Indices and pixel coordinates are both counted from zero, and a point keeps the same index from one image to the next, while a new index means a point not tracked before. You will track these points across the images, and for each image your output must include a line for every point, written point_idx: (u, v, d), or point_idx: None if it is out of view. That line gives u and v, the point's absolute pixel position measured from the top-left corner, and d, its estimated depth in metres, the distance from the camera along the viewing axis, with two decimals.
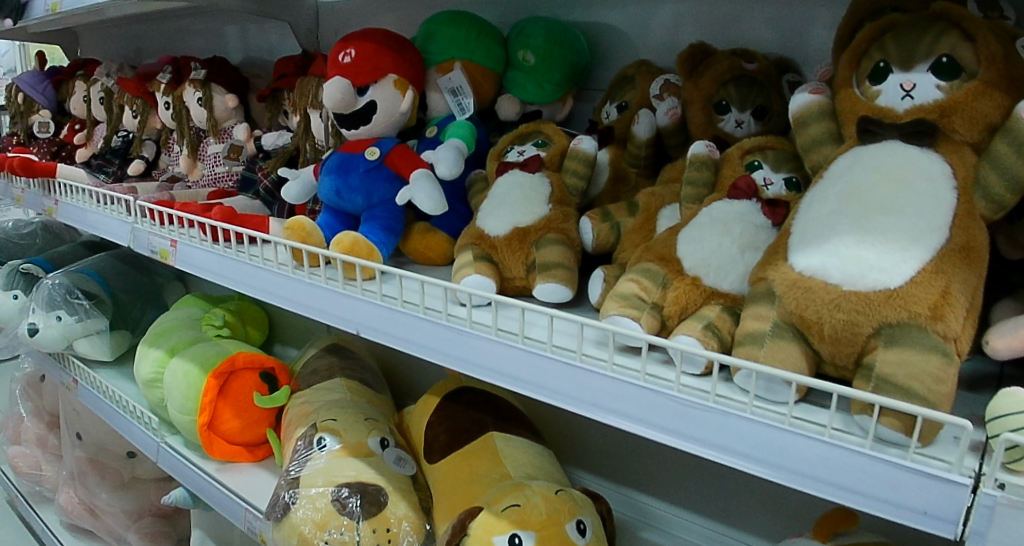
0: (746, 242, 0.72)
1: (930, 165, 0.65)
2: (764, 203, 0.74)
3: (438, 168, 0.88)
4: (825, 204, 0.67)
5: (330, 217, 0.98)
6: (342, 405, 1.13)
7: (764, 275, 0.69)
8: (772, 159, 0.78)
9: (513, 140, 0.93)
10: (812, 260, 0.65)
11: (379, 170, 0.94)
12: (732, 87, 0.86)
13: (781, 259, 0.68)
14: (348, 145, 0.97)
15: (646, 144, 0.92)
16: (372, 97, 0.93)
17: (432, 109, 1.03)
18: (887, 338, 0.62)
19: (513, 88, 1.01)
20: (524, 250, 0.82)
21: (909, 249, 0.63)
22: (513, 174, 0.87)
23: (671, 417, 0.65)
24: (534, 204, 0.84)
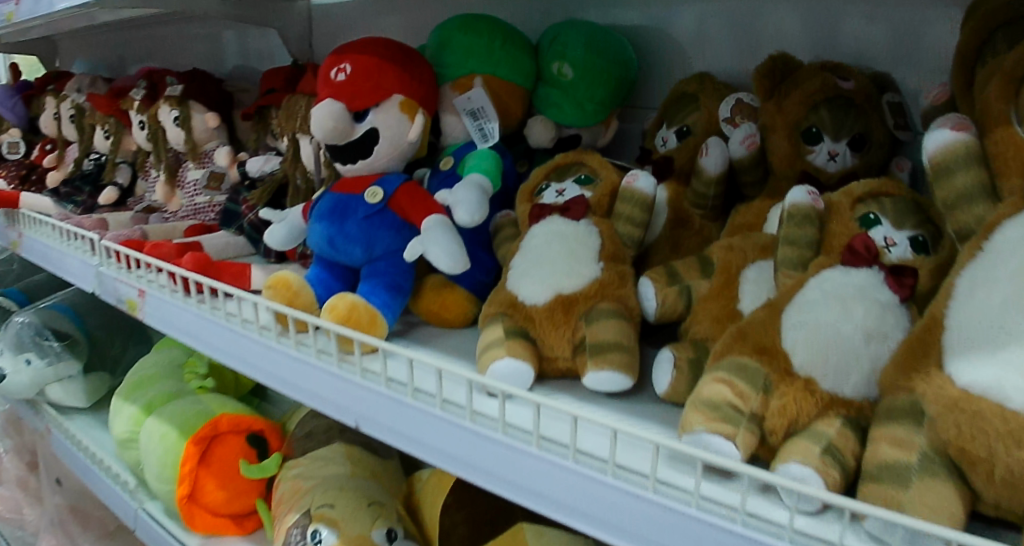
0: (871, 328, 0.53)
1: None
2: (888, 271, 0.54)
3: (456, 213, 0.70)
4: (994, 290, 0.46)
5: (322, 271, 0.78)
6: (341, 485, 0.88)
7: (905, 382, 0.50)
8: (892, 210, 0.58)
9: (549, 175, 0.75)
10: (980, 371, 0.45)
11: (382, 215, 0.75)
12: (826, 110, 0.67)
13: (931, 361, 0.48)
14: (343, 185, 0.77)
15: (717, 181, 0.73)
16: (373, 123, 0.75)
17: (446, 136, 0.84)
18: None
19: (546, 110, 0.83)
20: (570, 323, 0.63)
21: None
22: (551, 221, 0.68)
23: None
24: (581, 262, 0.65)
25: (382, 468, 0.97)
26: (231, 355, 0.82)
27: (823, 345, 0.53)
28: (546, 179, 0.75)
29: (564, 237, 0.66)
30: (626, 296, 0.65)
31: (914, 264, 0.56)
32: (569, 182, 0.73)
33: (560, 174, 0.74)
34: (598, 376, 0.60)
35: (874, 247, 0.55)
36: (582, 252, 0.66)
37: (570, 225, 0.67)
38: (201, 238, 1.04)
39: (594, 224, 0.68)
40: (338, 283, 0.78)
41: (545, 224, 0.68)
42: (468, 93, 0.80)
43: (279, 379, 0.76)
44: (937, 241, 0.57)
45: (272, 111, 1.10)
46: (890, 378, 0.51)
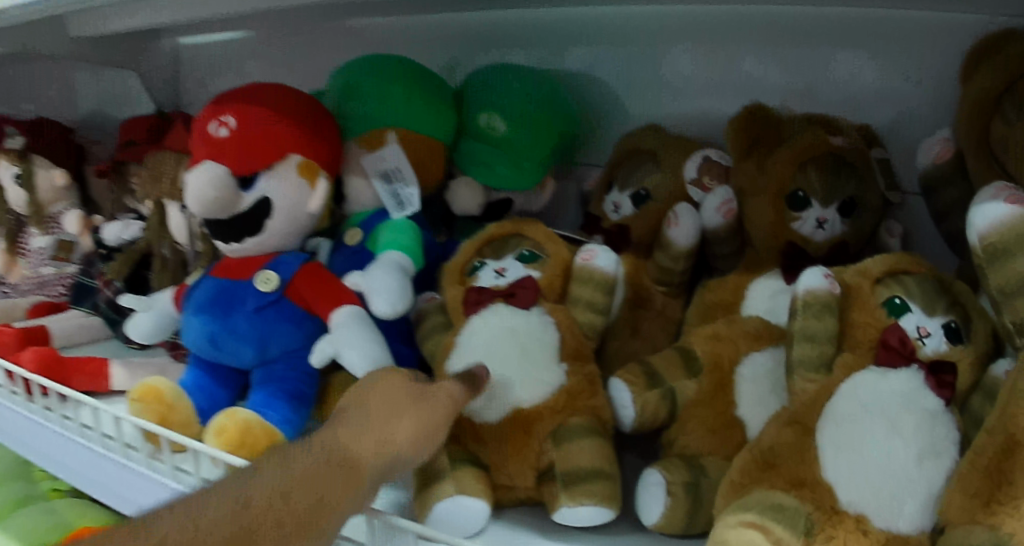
0: (925, 445, 0.41)
1: None
2: (927, 368, 0.44)
3: (371, 303, 0.55)
4: None
5: (202, 376, 0.61)
6: None
7: (981, 516, 0.38)
8: (920, 292, 0.47)
9: (484, 250, 0.61)
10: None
11: (276, 306, 0.59)
12: (813, 169, 0.55)
13: (1017, 491, 0.37)
14: (225, 268, 0.62)
15: (687, 256, 0.60)
16: (265, 192, 0.58)
17: (350, 202, 0.67)
18: None
19: (472, 169, 0.69)
20: (531, 443, 0.50)
21: None
22: (495, 310, 0.54)
23: None
24: (543, 364, 0.51)
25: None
26: (81, 475, 0.63)
27: (873, 471, 0.40)
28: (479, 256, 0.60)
29: (515, 332, 0.52)
30: (599, 404, 0.52)
31: (956, 359, 0.45)
32: (510, 259, 0.59)
33: (498, 251, 0.60)
34: (574, 511, 0.46)
35: (909, 341, 0.44)
36: (544, 349, 0.52)
37: (522, 316, 0.53)
38: (46, 322, 0.83)
39: (551, 316, 0.54)
40: (225, 391, 0.62)
41: (486, 314, 0.54)
42: (381, 150, 0.65)
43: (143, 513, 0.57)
44: (972, 328, 0.46)
45: (131, 166, 0.90)
46: (957, 510, 0.39)
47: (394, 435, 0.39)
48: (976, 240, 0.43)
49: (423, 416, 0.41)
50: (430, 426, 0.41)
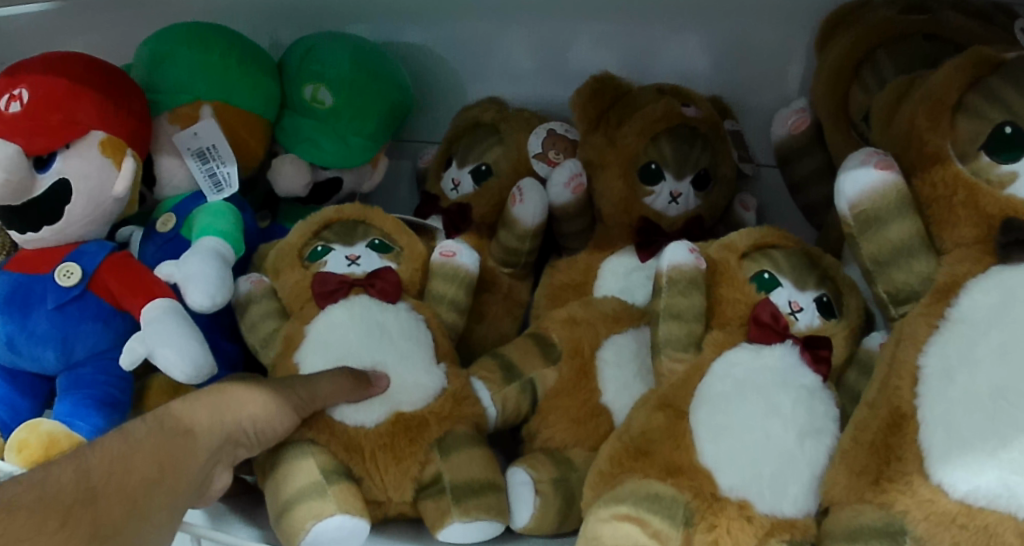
0: (806, 424, 0.37)
1: None
2: (802, 343, 0.40)
3: (186, 295, 0.43)
4: (977, 375, 0.33)
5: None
6: None
7: (865, 497, 0.35)
8: (790, 267, 0.42)
9: (327, 232, 0.50)
10: (986, 478, 0.32)
11: (79, 302, 0.45)
12: (666, 142, 0.48)
13: (909, 464, 0.34)
14: (21, 260, 0.47)
15: (535, 234, 0.51)
16: (65, 173, 0.45)
17: (161, 185, 0.52)
18: None
19: (296, 148, 0.55)
20: (414, 452, 0.41)
21: None
22: (357, 302, 0.45)
23: None
24: (420, 365, 0.43)
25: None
26: None
27: (764, 460, 0.36)
28: (324, 239, 0.49)
29: (381, 331, 0.44)
30: (471, 401, 0.44)
31: (832, 334, 0.41)
32: (361, 245, 0.49)
33: (346, 236, 0.49)
34: (465, 528, 0.39)
35: (781, 317, 0.40)
36: (417, 345, 0.44)
37: (393, 313, 0.45)
38: None
39: (419, 314, 0.46)
40: (28, 403, 0.47)
41: (346, 311, 0.45)
42: (192, 127, 0.51)
43: None
44: (845, 302, 0.42)
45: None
46: (843, 489, 0.36)
47: (248, 416, 0.37)
48: (856, 209, 0.39)
49: (277, 402, 0.38)
50: (287, 411, 0.39)
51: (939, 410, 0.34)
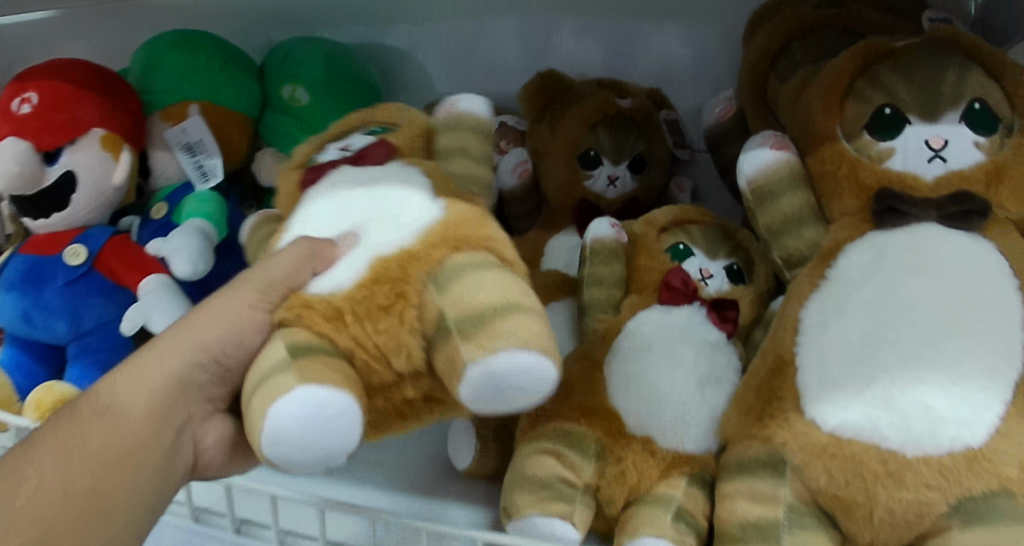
0: (705, 372, 0.42)
1: (989, 265, 0.40)
2: (708, 305, 0.45)
3: (172, 265, 0.51)
4: (849, 325, 0.39)
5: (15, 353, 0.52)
6: None
7: (754, 433, 0.41)
8: (703, 238, 0.48)
9: (322, 135, 0.49)
10: (850, 412, 0.38)
11: (85, 279, 0.52)
12: (605, 130, 0.53)
13: (788, 408, 0.40)
14: (36, 243, 0.53)
15: None
16: (68, 166, 0.51)
17: (156, 176, 0.59)
18: (966, 515, 0.36)
19: (276, 141, 0.60)
20: (405, 295, 0.35)
21: (994, 389, 0.38)
22: (346, 173, 0.43)
23: None
24: (397, 199, 0.40)
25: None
26: None
27: (669, 401, 0.41)
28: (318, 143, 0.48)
29: (369, 185, 0.41)
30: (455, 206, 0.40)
31: (738, 297, 0.47)
32: (359, 135, 0.47)
33: (340, 135, 0.48)
34: (508, 362, 0.31)
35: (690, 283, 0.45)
36: (404, 189, 0.40)
37: (394, 179, 0.41)
38: None
39: (418, 166, 0.43)
40: (43, 369, 0.52)
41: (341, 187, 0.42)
42: (182, 123, 0.57)
43: None
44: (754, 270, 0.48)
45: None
46: (734, 427, 0.42)
47: (203, 340, 0.37)
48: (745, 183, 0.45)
49: (224, 310, 0.37)
50: (251, 315, 0.37)
51: (817, 353, 0.40)
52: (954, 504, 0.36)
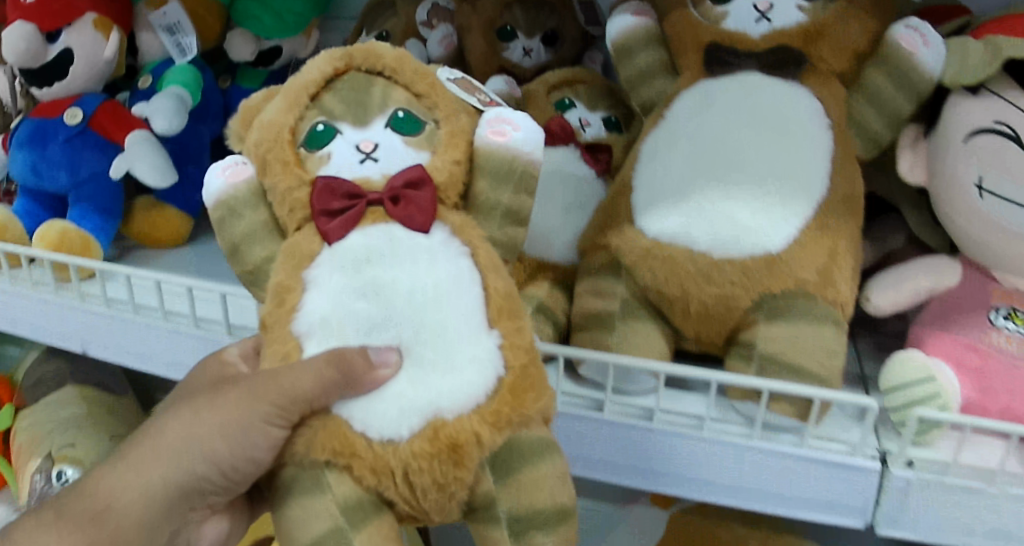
0: (571, 198, 0.57)
1: (801, 102, 0.52)
2: (583, 147, 0.59)
3: (151, 123, 0.63)
4: (675, 150, 0.52)
5: (28, 202, 0.65)
6: (78, 423, 0.79)
7: (604, 241, 0.53)
8: (585, 94, 0.62)
9: (330, 103, 0.44)
10: (667, 221, 0.50)
11: (83, 138, 0.63)
12: (518, 9, 0.65)
13: (625, 221, 0.52)
14: (40, 108, 0.65)
15: None
16: (67, 44, 0.63)
17: (143, 53, 0.71)
18: (770, 312, 0.49)
19: (245, 22, 0.71)
20: (462, 471, 0.37)
21: (790, 203, 0.49)
22: (378, 225, 0.42)
23: (610, 451, 0.52)
24: (462, 362, 0.38)
25: (119, 404, 0.85)
26: None
27: (530, 218, 0.57)
28: (329, 117, 0.44)
29: (425, 287, 0.39)
30: (510, 336, 0.40)
31: (611, 142, 0.61)
32: (379, 127, 0.44)
33: (358, 113, 0.44)
34: None
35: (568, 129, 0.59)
36: (457, 337, 0.38)
37: (456, 290, 0.40)
38: None
39: (465, 243, 0.42)
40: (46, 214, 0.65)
41: (367, 229, 0.42)
42: (162, 8, 0.68)
43: None
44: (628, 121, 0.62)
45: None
46: (589, 237, 0.55)
47: (213, 452, 0.43)
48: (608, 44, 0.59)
49: (236, 437, 0.40)
50: (267, 428, 0.39)
51: (655, 178, 0.52)
52: (761, 303, 0.49)
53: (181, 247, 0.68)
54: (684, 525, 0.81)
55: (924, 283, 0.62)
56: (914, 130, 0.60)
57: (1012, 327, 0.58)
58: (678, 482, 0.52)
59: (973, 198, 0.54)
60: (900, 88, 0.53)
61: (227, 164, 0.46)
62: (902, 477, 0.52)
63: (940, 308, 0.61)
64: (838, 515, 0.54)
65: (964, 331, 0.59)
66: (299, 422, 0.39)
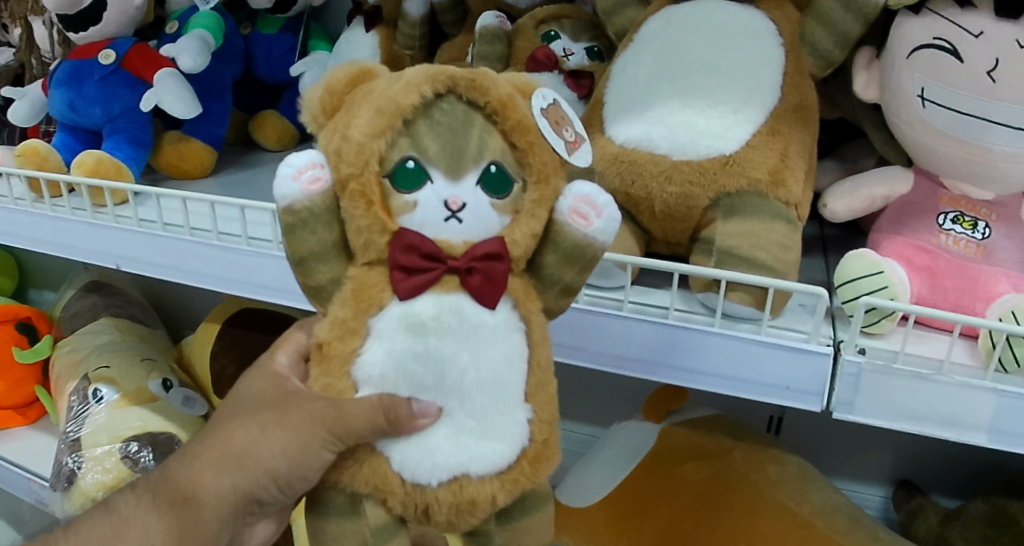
0: None
1: (754, 23, 0.60)
2: (567, 74, 0.66)
3: (179, 62, 0.70)
4: (642, 69, 0.60)
5: (68, 137, 0.74)
6: (114, 347, 0.84)
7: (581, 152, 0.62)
8: (570, 28, 0.68)
9: (423, 140, 0.40)
10: (633, 129, 0.59)
11: (117, 77, 0.71)
12: None
13: (598, 132, 0.61)
14: (78, 51, 0.72)
15: (421, 23, 0.77)
16: None
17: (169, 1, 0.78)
18: (727, 209, 0.57)
19: None
20: (474, 513, 0.41)
21: (741, 111, 0.58)
22: (450, 294, 0.41)
23: (588, 337, 0.59)
24: (498, 433, 0.40)
25: (151, 334, 0.90)
26: None
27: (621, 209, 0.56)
28: (421, 156, 0.40)
29: (483, 373, 0.40)
30: (538, 409, 0.42)
31: (594, 69, 0.67)
32: (470, 184, 0.40)
33: (452, 162, 0.40)
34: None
35: (552, 57, 0.65)
36: (505, 401, 0.40)
37: (513, 367, 0.41)
38: None
39: (522, 317, 0.42)
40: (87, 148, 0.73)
41: (440, 294, 0.41)
42: None
43: (30, 246, 0.70)
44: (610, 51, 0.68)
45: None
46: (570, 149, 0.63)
47: (271, 465, 0.44)
48: None
49: (293, 460, 0.42)
50: (319, 456, 0.41)
51: (622, 95, 0.61)
52: (717, 201, 0.57)
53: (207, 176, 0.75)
54: (672, 438, 0.73)
55: (879, 192, 0.68)
56: (869, 51, 0.67)
57: (960, 231, 0.63)
58: (642, 365, 0.58)
59: (917, 106, 0.61)
60: (845, 8, 0.60)
61: (302, 167, 0.41)
62: (853, 361, 0.54)
63: (896, 214, 0.67)
64: (796, 399, 0.56)
65: (916, 234, 0.64)
66: (347, 450, 0.41)
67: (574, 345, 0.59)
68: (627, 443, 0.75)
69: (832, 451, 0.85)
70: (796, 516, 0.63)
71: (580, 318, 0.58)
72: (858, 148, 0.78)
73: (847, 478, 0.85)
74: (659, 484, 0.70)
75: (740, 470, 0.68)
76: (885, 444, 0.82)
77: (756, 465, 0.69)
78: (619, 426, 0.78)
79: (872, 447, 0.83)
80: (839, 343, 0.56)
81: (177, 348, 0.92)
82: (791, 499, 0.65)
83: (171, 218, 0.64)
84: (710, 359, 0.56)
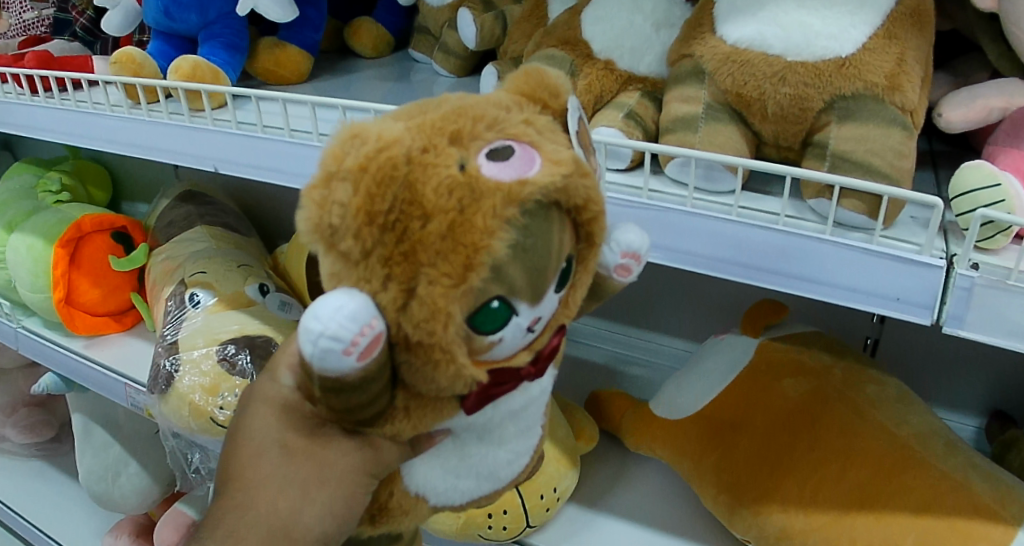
0: (660, 19, 0.64)
1: None
2: None
3: None
4: None
5: (162, 44, 0.75)
6: (209, 255, 0.87)
7: (689, 51, 0.61)
8: None
9: (512, 280, 0.34)
10: (746, 29, 0.56)
11: None
12: None
13: (708, 31, 0.59)
14: None
15: None
16: None
17: None
18: (842, 113, 0.56)
19: None
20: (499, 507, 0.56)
21: (858, 13, 0.55)
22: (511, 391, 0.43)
23: (761, 263, 0.55)
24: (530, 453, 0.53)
25: (246, 243, 0.94)
26: (70, 132, 0.76)
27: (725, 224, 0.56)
28: (510, 299, 0.34)
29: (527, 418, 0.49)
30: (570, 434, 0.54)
31: None
32: (549, 297, 0.37)
33: (538, 291, 0.35)
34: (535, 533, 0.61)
35: None
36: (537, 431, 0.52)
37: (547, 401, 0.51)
38: (27, 46, 0.92)
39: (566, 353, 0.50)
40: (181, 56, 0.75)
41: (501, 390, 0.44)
42: None
43: (127, 151, 0.72)
44: None
45: None
46: (674, 53, 0.62)
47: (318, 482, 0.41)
48: None
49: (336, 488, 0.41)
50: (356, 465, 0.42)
51: None
52: (832, 104, 0.55)
53: (304, 83, 0.76)
54: (771, 353, 0.72)
55: (996, 104, 0.64)
56: None
57: None
58: (745, 269, 0.56)
59: None
60: None
61: (354, 339, 0.31)
62: (965, 275, 0.49)
63: (1014, 126, 0.63)
64: (905, 312, 0.52)
65: None
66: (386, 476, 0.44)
67: (751, 264, 0.56)
68: (722, 359, 0.75)
69: (922, 375, 0.84)
70: (895, 437, 0.62)
71: (690, 222, 0.57)
72: (971, 54, 0.75)
73: (939, 406, 0.84)
74: (753, 397, 0.69)
75: (841, 387, 0.67)
76: (984, 368, 0.80)
77: (856, 385, 0.67)
78: (714, 340, 0.79)
79: (969, 373, 0.81)
80: (951, 256, 0.52)
81: (271, 257, 0.95)
82: (890, 420, 0.63)
83: (268, 122, 0.65)
84: (817, 267, 0.53)
